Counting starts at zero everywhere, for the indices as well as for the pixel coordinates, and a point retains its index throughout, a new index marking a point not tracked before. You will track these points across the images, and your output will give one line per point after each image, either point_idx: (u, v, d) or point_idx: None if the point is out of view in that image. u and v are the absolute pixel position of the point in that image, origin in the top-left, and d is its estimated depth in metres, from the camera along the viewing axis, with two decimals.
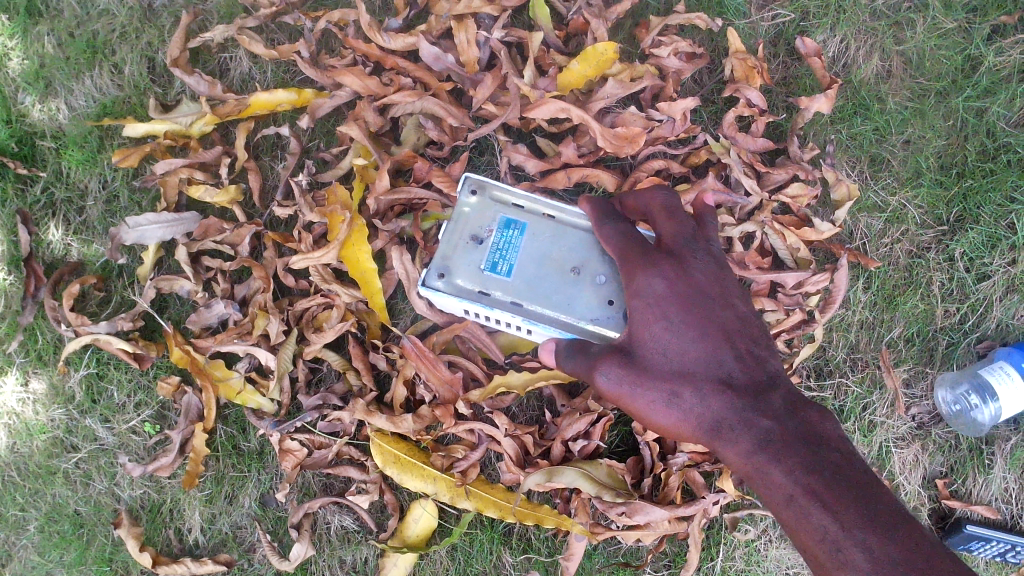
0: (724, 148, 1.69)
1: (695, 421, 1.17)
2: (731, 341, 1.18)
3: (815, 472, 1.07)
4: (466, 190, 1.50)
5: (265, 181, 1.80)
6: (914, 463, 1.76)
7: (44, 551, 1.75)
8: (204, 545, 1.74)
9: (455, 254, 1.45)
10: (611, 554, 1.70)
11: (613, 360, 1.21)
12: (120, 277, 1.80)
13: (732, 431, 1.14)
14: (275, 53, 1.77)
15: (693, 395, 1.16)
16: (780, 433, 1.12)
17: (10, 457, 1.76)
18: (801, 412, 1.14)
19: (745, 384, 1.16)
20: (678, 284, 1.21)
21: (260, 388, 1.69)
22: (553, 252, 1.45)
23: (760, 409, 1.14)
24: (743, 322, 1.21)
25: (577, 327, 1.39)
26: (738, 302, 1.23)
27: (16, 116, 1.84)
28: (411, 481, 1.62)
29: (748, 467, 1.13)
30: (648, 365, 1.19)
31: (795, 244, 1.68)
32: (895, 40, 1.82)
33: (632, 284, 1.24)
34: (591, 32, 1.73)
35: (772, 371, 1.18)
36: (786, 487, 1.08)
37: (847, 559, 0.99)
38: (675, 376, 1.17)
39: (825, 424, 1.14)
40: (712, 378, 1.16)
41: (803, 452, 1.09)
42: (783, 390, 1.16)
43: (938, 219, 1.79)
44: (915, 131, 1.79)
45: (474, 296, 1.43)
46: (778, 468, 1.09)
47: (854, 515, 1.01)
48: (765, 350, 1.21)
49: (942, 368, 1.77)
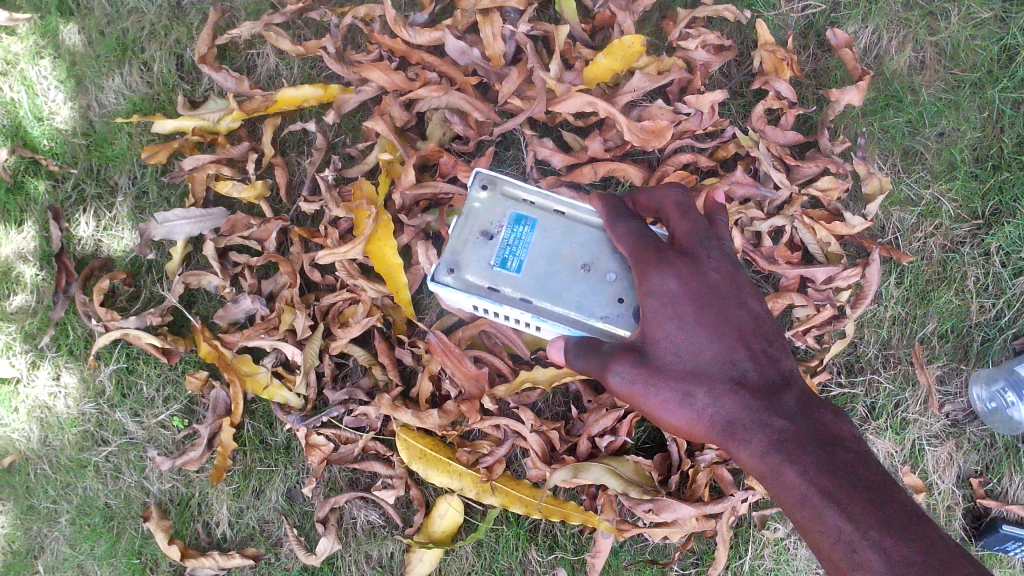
0: (753, 141, 1.68)
1: (707, 421, 1.15)
2: (744, 341, 1.16)
3: (829, 472, 1.04)
4: (476, 185, 1.47)
5: (292, 177, 1.81)
6: (948, 462, 1.73)
7: (76, 543, 1.77)
8: (232, 539, 1.75)
9: (465, 250, 1.43)
10: (638, 552, 1.68)
11: (625, 358, 1.20)
12: (149, 272, 1.81)
13: (744, 430, 1.12)
14: (301, 48, 1.77)
15: (707, 395, 1.15)
16: (793, 432, 1.10)
17: (42, 450, 1.78)
18: (814, 412, 1.12)
19: (759, 383, 1.15)
20: (691, 283, 1.19)
21: (286, 382, 1.70)
22: (564, 249, 1.42)
23: (773, 409, 1.12)
24: (756, 321, 1.19)
25: (587, 324, 1.37)
26: (752, 301, 1.20)
27: (47, 114, 1.86)
28: (437, 476, 1.61)
29: (763, 467, 1.11)
30: (660, 364, 1.18)
31: (825, 238, 1.65)
32: (929, 31, 1.78)
33: (644, 283, 1.22)
34: (617, 25, 1.71)
35: (785, 372, 1.17)
36: (799, 486, 1.05)
37: (863, 561, 0.96)
38: (688, 376, 1.16)
39: (838, 423, 1.11)
40: (726, 378, 1.15)
41: (818, 453, 1.07)
42: (797, 389, 1.15)
43: (973, 213, 1.75)
44: (949, 123, 1.76)
45: (483, 292, 1.41)
46: (792, 468, 1.07)
47: (869, 515, 0.98)
48: (779, 349, 1.19)
49: (978, 365, 1.73)
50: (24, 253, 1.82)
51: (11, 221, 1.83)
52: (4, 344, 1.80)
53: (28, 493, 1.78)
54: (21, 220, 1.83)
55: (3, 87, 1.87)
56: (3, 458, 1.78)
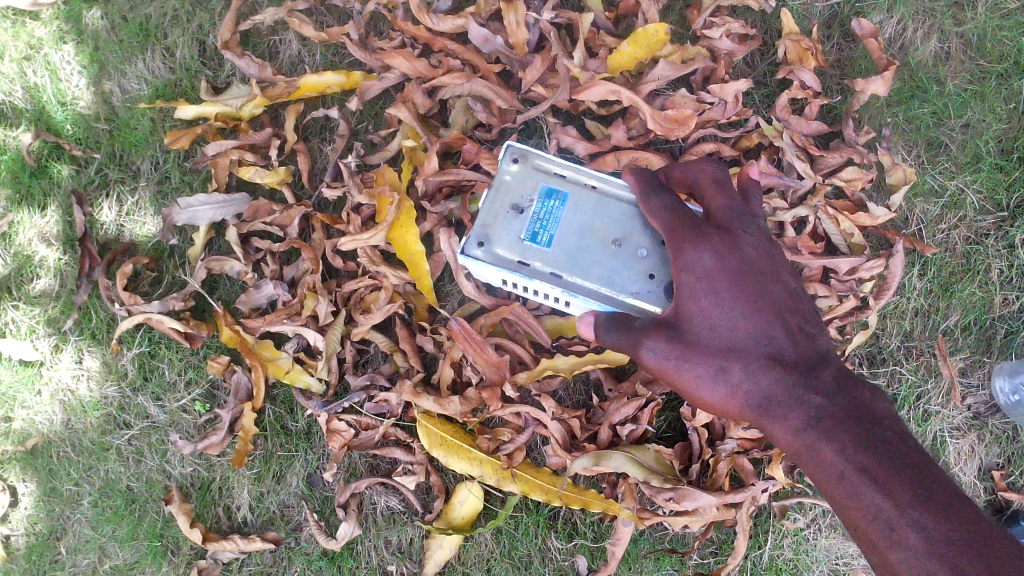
0: (777, 131, 1.68)
1: (742, 397, 1.16)
2: (781, 317, 1.17)
3: (866, 450, 1.07)
4: (507, 159, 1.48)
5: (314, 163, 1.81)
6: (969, 454, 1.72)
7: (98, 525, 1.79)
8: (252, 523, 1.76)
9: (495, 223, 1.43)
10: (658, 540, 1.69)
11: (659, 333, 1.19)
12: (171, 257, 1.82)
13: (781, 407, 1.14)
14: (324, 35, 1.77)
15: (742, 371, 1.16)
16: (831, 410, 1.12)
17: (65, 433, 1.79)
18: (852, 390, 1.14)
19: (796, 360, 1.16)
20: (728, 259, 1.19)
21: (307, 368, 1.71)
22: (595, 223, 1.42)
23: (811, 386, 1.14)
24: (793, 298, 1.19)
25: (617, 300, 1.38)
26: (789, 278, 1.21)
27: (70, 99, 1.87)
28: (458, 463, 1.61)
29: (798, 445, 1.14)
30: (695, 340, 1.18)
31: (848, 229, 1.65)
32: (955, 22, 1.77)
33: (680, 258, 1.21)
34: (641, 14, 1.71)
35: (822, 349, 1.18)
36: (837, 464, 1.08)
37: (901, 538, 1.00)
38: (724, 352, 1.16)
39: (875, 402, 1.14)
40: (763, 355, 1.16)
41: (855, 431, 1.09)
42: (834, 367, 1.16)
43: (998, 205, 1.74)
44: (975, 114, 1.75)
45: (513, 267, 1.42)
46: (829, 446, 1.10)
47: (907, 493, 1.02)
48: (815, 327, 1.20)
49: (1001, 358, 1.72)
50: (48, 237, 1.83)
51: (35, 206, 1.84)
52: (27, 327, 1.81)
53: (50, 475, 1.80)
54: (44, 204, 1.84)
55: (27, 71, 1.87)
56: (26, 440, 1.79)
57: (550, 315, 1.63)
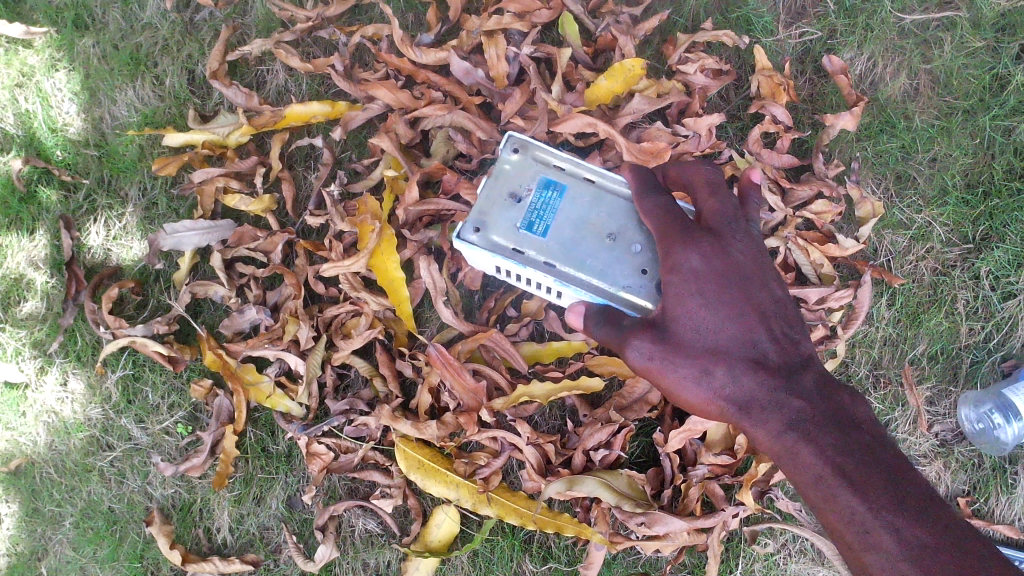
0: (749, 164, 1.72)
1: (724, 399, 1.19)
2: (765, 322, 1.20)
3: (845, 453, 1.10)
4: (508, 149, 1.52)
5: (298, 191, 1.85)
6: (936, 481, 1.76)
7: (79, 546, 1.81)
8: (232, 544, 1.78)
9: (493, 210, 1.47)
10: (631, 564, 1.72)
11: (646, 335, 1.21)
12: (157, 281, 1.85)
13: (761, 410, 1.17)
14: (310, 65, 1.82)
15: (726, 374, 1.18)
16: (810, 413, 1.15)
17: (48, 454, 1.82)
18: (830, 393, 1.17)
19: (778, 364, 1.19)
20: (716, 262, 1.21)
21: (289, 392, 1.74)
22: (590, 217, 1.46)
23: (792, 390, 1.17)
24: (778, 303, 1.22)
25: (610, 292, 1.40)
26: (774, 284, 1.24)
27: (61, 125, 1.91)
28: (434, 487, 1.64)
29: (777, 446, 1.17)
30: (681, 342, 1.20)
31: (818, 260, 1.70)
32: (923, 59, 1.82)
33: (669, 260, 1.23)
34: (619, 49, 1.76)
35: (804, 353, 1.21)
36: (814, 466, 1.11)
37: (876, 541, 1.03)
38: (709, 354, 1.18)
39: (854, 406, 1.17)
40: (747, 358, 1.18)
41: (834, 434, 1.12)
42: (815, 372, 1.19)
43: (964, 238, 1.78)
44: (941, 149, 1.80)
45: (508, 254, 1.44)
46: (809, 448, 1.13)
47: (882, 498, 1.05)
48: (799, 332, 1.23)
49: (966, 387, 1.76)
50: (36, 261, 1.86)
51: (24, 230, 1.87)
52: (13, 349, 1.84)
53: (33, 496, 1.82)
54: (33, 228, 1.87)
55: (19, 98, 1.91)
56: (9, 461, 1.81)
57: (526, 342, 1.68)
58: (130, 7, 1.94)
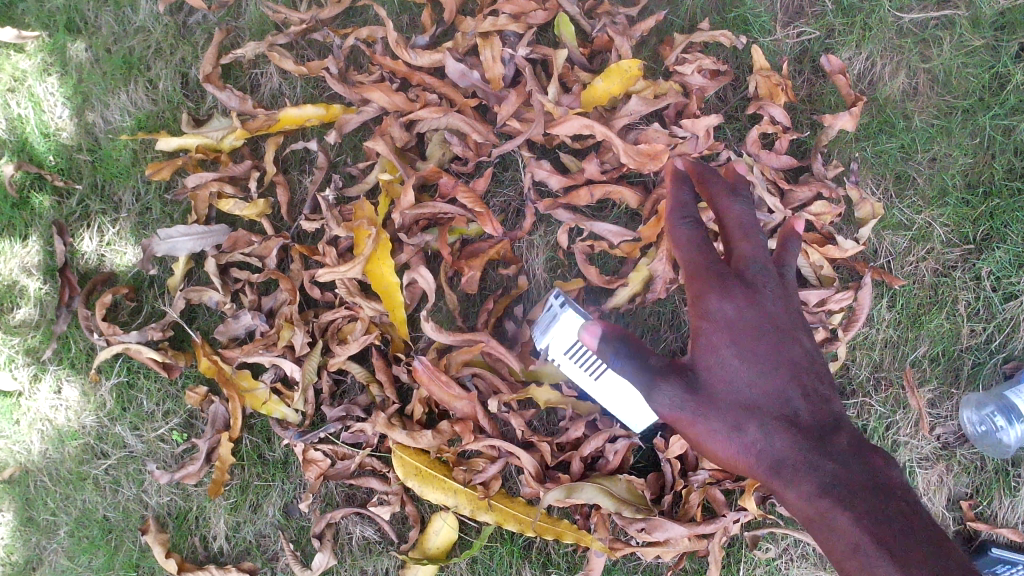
0: (747, 165, 1.71)
1: (755, 455, 1.15)
2: (797, 376, 1.18)
3: (883, 521, 1.07)
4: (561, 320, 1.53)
5: (293, 195, 1.83)
6: (938, 485, 1.74)
7: (74, 555, 1.80)
8: (229, 552, 1.77)
9: None
10: (631, 570, 1.70)
11: (676, 381, 1.17)
12: (151, 287, 1.84)
13: (794, 472, 1.13)
14: (304, 69, 1.80)
15: (757, 431, 1.15)
16: (846, 478, 1.11)
17: (43, 462, 1.80)
18: (864, 456, 1.14)
19: (810, 424, 1.15)
20: (750, 311, 1.18)
21: (285, 399, 1.72)
22: None
23: (826, 453, 1.13)
24: (809, 360, 1.20)
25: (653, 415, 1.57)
26: (804, 338, 1.22)
27: (53, 130, 1.89)
28: (432, 493, 1.63)
29: (810, 512, 1.12)
30: (712, 394, 1.16)
31: (818, 261, 1.68)
32: (922, 58, 1.80)
33: (699, 304, 1.19)
34: (615, 50, 1.75)
35: (835, 413, 1.18)
36: (852, 534, 1.07)
37: None
38: (742, 410, 1.15)
39: (888, 469, 1.13)
40: (778, 417, 1.15)
41: (870, 501, 1.09)
42: (848, 433, 1.16)
43: (965, 238, 1.77)
44: (941, 149, 1.78)
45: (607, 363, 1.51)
46: (844, 514, 1.09)
47: (922, 570, 1.02)
48: (828, 388, 1.20)
49: (968, 389, 1.75)
50: (29, 267, 1.84)
51: (17, 236, 1.86)
52: (6, 357, 1.82)
53: (28, 505, 1.80)
54: (26, 234, 1.86)
55: (11, 103, 1.90)
56: (4, 470, 1.80)
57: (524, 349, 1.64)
58: (122, 11, 1.91)
